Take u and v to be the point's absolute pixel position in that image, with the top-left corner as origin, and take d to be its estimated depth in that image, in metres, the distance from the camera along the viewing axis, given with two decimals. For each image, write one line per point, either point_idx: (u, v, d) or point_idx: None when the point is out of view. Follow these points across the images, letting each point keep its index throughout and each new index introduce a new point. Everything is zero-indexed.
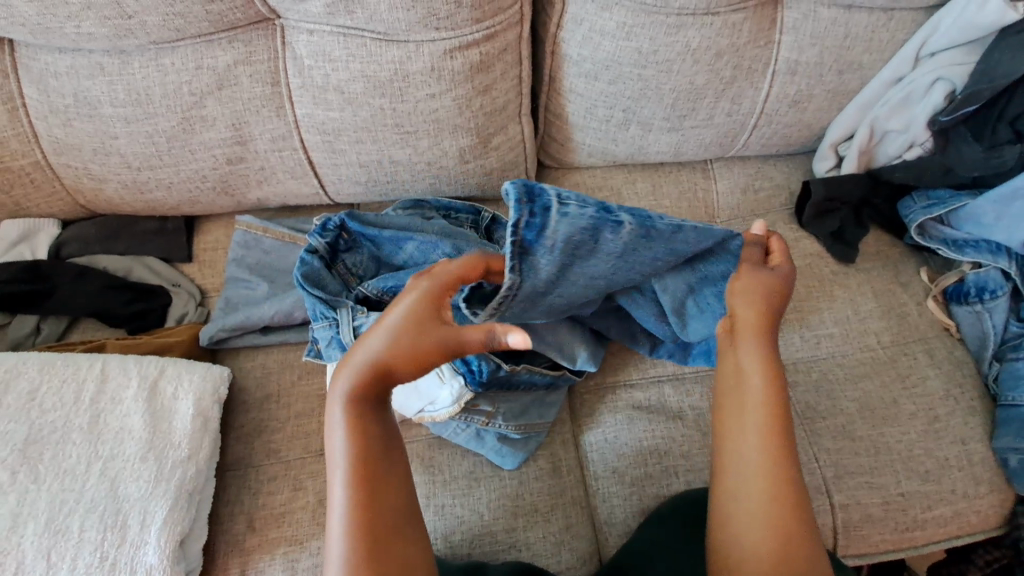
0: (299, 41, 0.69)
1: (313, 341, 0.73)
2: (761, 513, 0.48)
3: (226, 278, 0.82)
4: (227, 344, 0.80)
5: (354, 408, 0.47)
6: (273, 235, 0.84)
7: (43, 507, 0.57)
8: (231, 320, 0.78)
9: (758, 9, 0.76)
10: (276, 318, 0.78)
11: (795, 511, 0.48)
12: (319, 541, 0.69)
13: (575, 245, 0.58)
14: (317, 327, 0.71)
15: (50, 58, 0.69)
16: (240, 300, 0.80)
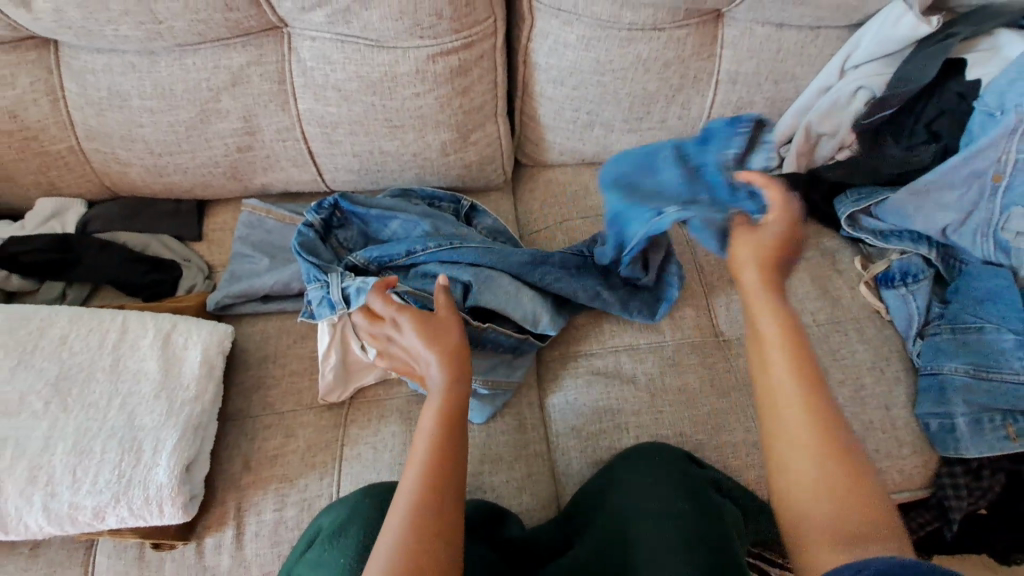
0: (303, 46, 0.81)
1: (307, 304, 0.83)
2: (812, 476, 0.48)
3: (232, 254, 0.92)
4: (231, 311, 0.90)
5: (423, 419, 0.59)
6: (275, 216, 0.94)
7: (71, 432, 0.68)
8: (235, 288, 0.88)
9: (701, 25, 0.87)
10: (275, 287, 0.88)
11: (836, 464, 0.48)
12: (307, 479, 0.78)
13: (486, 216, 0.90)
14: (312, 289, 0.81)
15: (89, 57, 0.80)
16: (244, 272, 0.90)
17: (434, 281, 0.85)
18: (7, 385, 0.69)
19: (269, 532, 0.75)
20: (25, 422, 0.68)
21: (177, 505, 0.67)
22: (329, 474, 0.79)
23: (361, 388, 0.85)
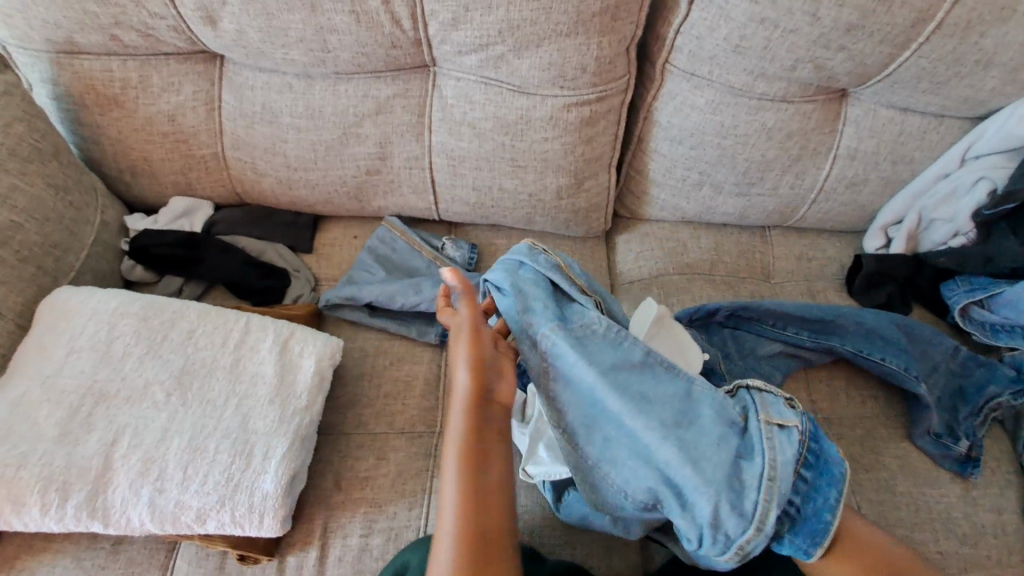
0: (447, 85, 0.85)
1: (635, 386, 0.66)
2: None
3: (357, 260, 0.96)
4: (337, 311, 0.92)
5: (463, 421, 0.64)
6: (407, 240, 0.97)
7: (188, 426, 0.68)
8: (345, 291, 0.90)
9: (826, 103, 0.90)
10: (375, 300, 0.89)
11: None
12: (396, 507, 0.76)
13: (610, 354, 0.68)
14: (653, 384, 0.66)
15: (251, 75, 0.86)
16: (360, 279, 0.93)
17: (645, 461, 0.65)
18: (135, 372, 0.70)
19: (353, 559, 0.72)
20: (146, 411, 0.68)
21: (279, 517, 0.66)
22: (418, 505, 0.76)
23: None
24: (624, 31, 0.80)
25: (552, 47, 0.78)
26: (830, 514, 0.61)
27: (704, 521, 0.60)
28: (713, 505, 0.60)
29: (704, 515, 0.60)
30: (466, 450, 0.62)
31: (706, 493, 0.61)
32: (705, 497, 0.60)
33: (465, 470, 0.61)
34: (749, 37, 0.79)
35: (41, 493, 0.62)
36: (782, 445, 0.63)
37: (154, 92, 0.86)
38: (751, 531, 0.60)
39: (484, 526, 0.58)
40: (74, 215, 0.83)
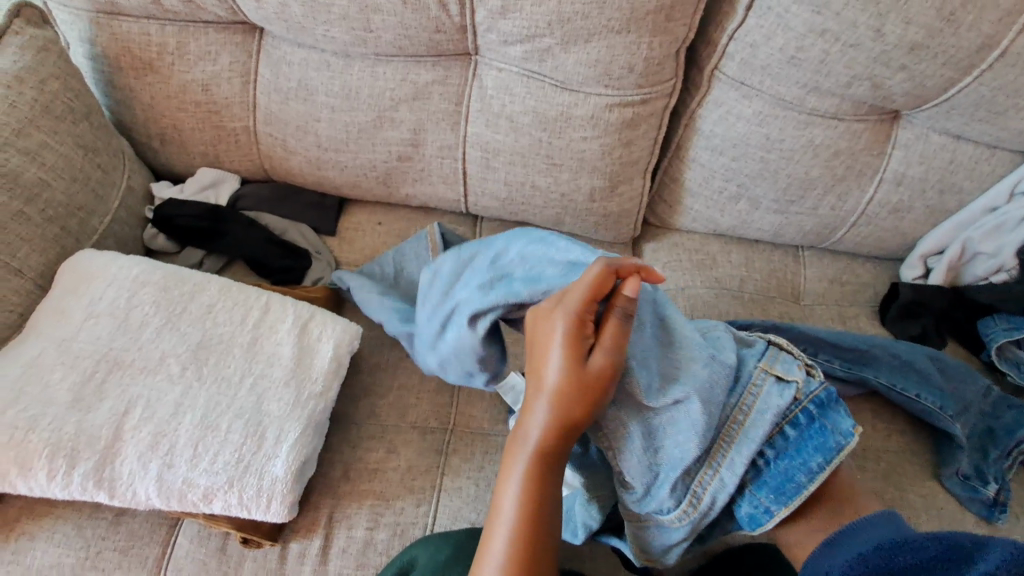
0: (488, 75, 0.83)
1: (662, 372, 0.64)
2: None
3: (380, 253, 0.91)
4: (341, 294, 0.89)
5: (546, 448, 0.59)
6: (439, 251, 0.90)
7: (201, 402, 0.67)
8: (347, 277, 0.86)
9: (878, 123, 0.86)
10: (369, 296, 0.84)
11: None
12: (403, 502, 0.74)
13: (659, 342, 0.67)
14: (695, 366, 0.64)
15: (289, 50, 0.84)
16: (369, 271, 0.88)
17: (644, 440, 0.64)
18: (151, 343, 0.69)
19: (357, 551, 0.71)
20: (160, 384, 0.67)
21: (286, 503, 0.64)
22: (425, 502, 0.75)
23: (464, 417, 0.82)
24: (676, 33, 0.77)
25: (601, 44, 0.76)
26: (804, 478, 0.62)
27: (680, 462, 0.62)
28: (696, 453, 0.61)
29: (678, 458, 0.62)
30: (535, 474, 0.58)
31: (688, 436, 0.62)
32: (687, 443, 0.62)
33: (532, 491, 0.58)
34: (806, 48, 0.76)
35: (49, 458, 0.61)
36: (772, 394, 0.64)
37: (190, 59, 0.84)
38: (712, 478, 0.63)
39: (535, 557, 0.56)
40: (102, 178, 0.82)
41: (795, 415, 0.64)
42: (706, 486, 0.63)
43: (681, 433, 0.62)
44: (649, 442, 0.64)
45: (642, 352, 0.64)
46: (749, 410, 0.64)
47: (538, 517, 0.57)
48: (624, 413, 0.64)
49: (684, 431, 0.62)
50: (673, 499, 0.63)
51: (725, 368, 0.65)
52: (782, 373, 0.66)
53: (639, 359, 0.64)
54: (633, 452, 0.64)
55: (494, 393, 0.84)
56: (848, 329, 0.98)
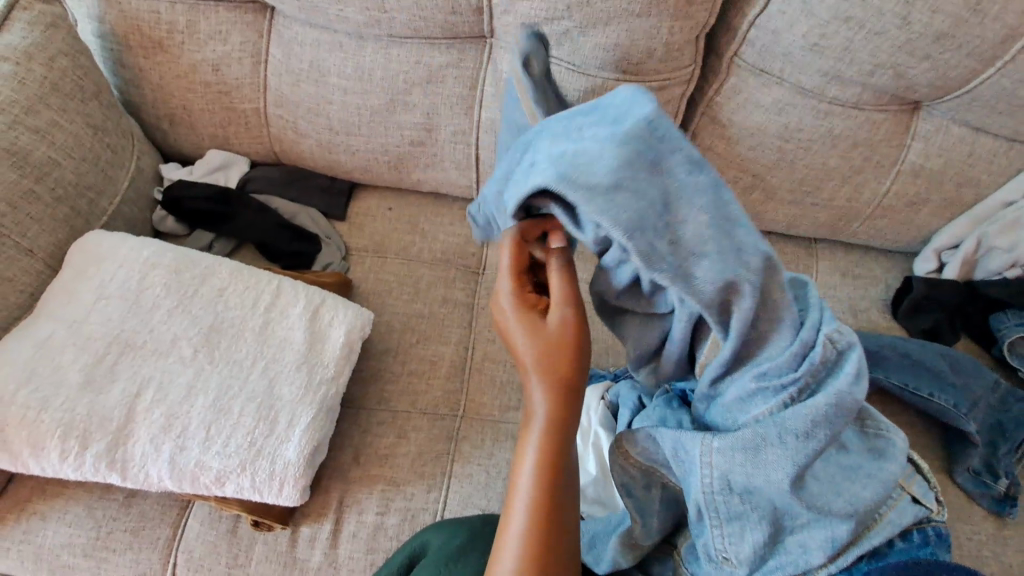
0: (502, 59, 0.82)
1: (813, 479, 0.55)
2: None
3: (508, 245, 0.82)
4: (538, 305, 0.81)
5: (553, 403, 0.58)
6: None
7: (213, 386, 0.66)
8: None
9: (898, 114, 0.85)
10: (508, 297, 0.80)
11: None
12: (414, 488, 0.74)
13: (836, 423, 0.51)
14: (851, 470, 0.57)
15: (300, 30, 0.82)
16: None
17: (753, 529, 0.56)
18: (163, 325, 0.69)
19: (367, 536, 0.71)
20: (172, 366, 0.66)
21: (298, 487, 0.64)
22: (436, 488, 0.74)
23: (475, 405, 0.82)
24: (697, 18, 0.76)
25: (620, 27, 0.75)
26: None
27: (801, 563, 0.56)
28: (822, 562, 0.56)
29: (800, 560, 0.56)
30: (549, 452, 0.57)
31: (819, 541, 0.55)
32: (814, 547, 0.56)
33: (547, 470, 0.56)
34: (830, 35, 0.75)
35: (62, 439, 0.60)
36: (907, 505, 0.60)
37: (200, 39, 0.83)
38: (820, 574, 0.57)
39: (554, 520, 0.55)
40: (111, 158, 0.81)
41: (910, 532, 0.60)
42: None
43: (813, 540, 0.55)
44: (760, 534, 0.56)
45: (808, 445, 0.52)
46: (883, 515, 0.58)
47: (556, 484, 0.56)
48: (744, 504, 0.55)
49: (820, 536, 0.55)
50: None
51: (881, 478, 0.57)
52: (918, 495, 0.61)
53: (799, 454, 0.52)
54: (749, 542, 0.56)
55: (504, 381, 0.84)
56: (860, 321, 0.97)
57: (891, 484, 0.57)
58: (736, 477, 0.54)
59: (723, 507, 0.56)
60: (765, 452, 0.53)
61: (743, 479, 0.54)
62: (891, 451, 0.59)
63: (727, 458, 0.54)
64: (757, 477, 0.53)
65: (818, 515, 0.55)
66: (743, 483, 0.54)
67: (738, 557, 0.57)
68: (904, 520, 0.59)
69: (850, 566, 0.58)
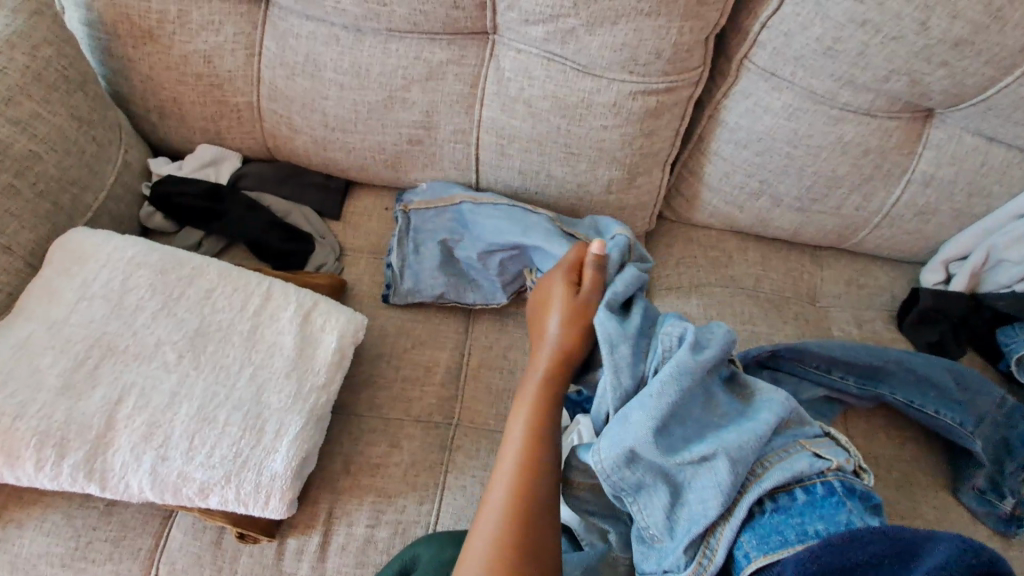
0: (505, 56, 0.79)
1: (687, 439, 0.63)
2: None
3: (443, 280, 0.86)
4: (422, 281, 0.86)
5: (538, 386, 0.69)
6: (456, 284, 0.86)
7: (198, 393, 0.64)
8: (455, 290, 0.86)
9: (910, 122, 0.83)
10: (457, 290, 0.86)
11: None
12: (405, 499, 0.72)
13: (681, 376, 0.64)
14: (731, 433, 0.63)
15: (296, 22, 0.79)
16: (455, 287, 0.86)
17: (648, 492, 0.61)
18: (146, 328, 0.66)
19: (357, 549, 0.68)
20: (155, 372, 0.64)
21: (285, 500, 0.62)
22: (428, 500, 0.72)
23: (469, 413, 0.79)
24: (708, 18, 0.73)
25: (628, 27, 0.72)
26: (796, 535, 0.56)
27: (701, 518, 0.59)
28: (717, 513, 0.59)
29: (699, 514, 0.59)
30: (528, 446, 0.65)
31: (709, 493, 0.59)
32: (709, 499, 0.59)
33: (524, 454, 0.64)
34: (845, 39, 0.73)
35: (37, 447, 0.58)
36: (801, 456, 0.61)
37: (191, 29, 0.80)
38: (726, 532, 0.59)
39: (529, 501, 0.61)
40: (96, 152, 0.77)
41: (810, 483, 0.59)
42: (719, 539, 0.59)
43: (707, 493, 0.60)
44: (655, 494, 0.61)
45: (657, 394, 0.63)
46: (770, 464, 0.61)
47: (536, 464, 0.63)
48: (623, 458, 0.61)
49: (711, 488, 0.60)
50: (688, 551, 0.59)
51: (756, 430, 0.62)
52: (820, 450, 0.62)
53: (651, 404, 0.62)
54: (659, 508, 0.61)
55: (500, 388, 0.81)
56: (865, 332, 0.95)
57: (763, 432, 0.62)
58: (613, 437, 0.62)
59: (625, 481, 0.61)
60: (630, 409, 0.63)
61: (619, 447, 0.61)
62: (765, 404, 0.65)
63: (606, 433, 0.63)
64: (629, 440, 0.61)
65: (706, 474, 0.60)
66: (621, 453, 0.61)
67: (649, 521, 0.61)
68: (796, 468, 0.60)
69: (754, 521, 0.59)
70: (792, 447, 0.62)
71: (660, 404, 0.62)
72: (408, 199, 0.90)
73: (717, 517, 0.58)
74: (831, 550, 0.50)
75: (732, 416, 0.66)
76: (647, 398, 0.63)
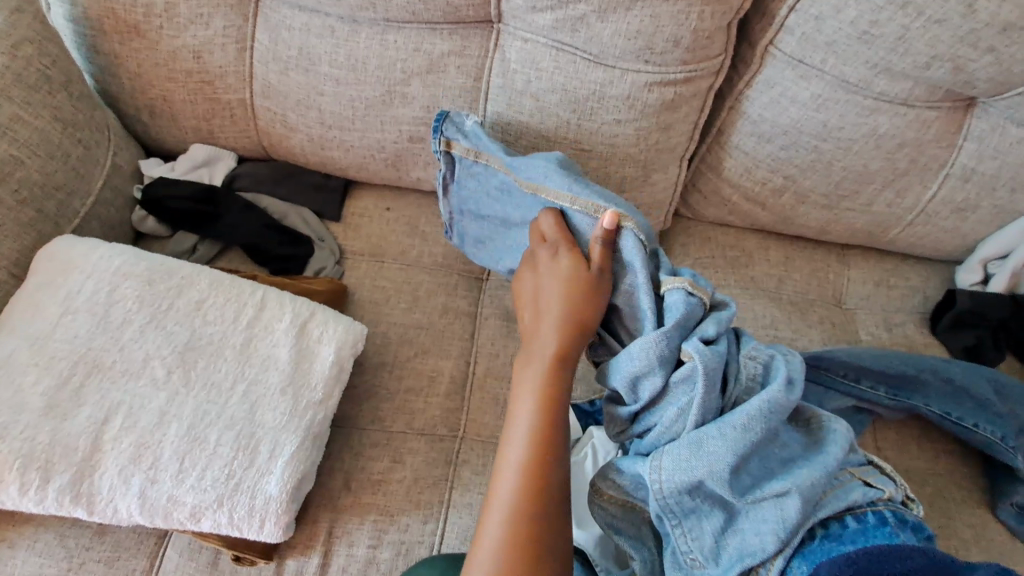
0: (510, 46, 0.74)
1: (748, 472, 0.57)
2: None
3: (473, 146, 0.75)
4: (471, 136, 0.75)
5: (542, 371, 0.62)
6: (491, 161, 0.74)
7: (188, 412, 0.60)
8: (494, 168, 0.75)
9: (950, 112, 0.76)
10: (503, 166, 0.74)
11: None
12: (409, 519, 0.68)
13: (765, 413, 0.57)
14: (793, 465, 0.58)
15: (289, 13, 0.75)
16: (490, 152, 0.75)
17: (699, 517, 0.57)
18: (134, 343, 0.63)
19: (358, 571, 0.65)
20: (143, 389, 0.61)
21: (281, 523, 0.58)
22: (433, 518, 0.69)
23: (475, 425, 0.75)
24: (731, 1, 0.67)
25: (643, 12, 0.67)
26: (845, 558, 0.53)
27: (755, 550, 0.55)
28: (776, 548, 0.54)
29: (753, 545, 0.55)
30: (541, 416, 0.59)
31: (768, 525, 0.54)
32: (766, 532, 0.54)
33: (535, 445, 0.58)
34: (882, 23, 0.67)
35: (21, 471, 0.55)
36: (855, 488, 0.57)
37: (179, 22, 0.75)
38: (776, 561, 0.54)
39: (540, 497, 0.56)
40: (83, 155, 0.74)
41: (863, 512, 0.56)
42: (769, 569, 0.55)
43: (763, 520, 0.55)
44: (707, 523, 0.57)
45: (732, 425, 0.56)
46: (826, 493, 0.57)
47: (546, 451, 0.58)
48: (683, 480, 0.56)
49: (767, 520, 0.55)
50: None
51: (820, 465, 0.57)
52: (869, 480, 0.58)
53: (725, 436, 0.56)
54: (709, 533, 0.57)
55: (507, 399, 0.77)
56: (896, 336, 0.89)
57: (830, 466, 0.57)
58: (679, 461, 0.56)
59: (678, 506, 0.57)
60: (699, 435, 0.57)
61: (684, 474, 0.56)
62: (832, 436, 0.60)
63: (674, 457, 0.57)
64: (699, 471, 0.56)
65: (765, 506, 0.55)
66: (685, 481, 0.56)
67: (693, 547, 0.57)
68: (852, 500, 0.56)
69: (804, 548, 0.55)
70: (844, 477, 0.58)
71: (739, 441, 0.56)
72: (449, 134, 0.75)
73: (776, 551, 0.54)
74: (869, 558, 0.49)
75: (799, 447, 0.60)
76: (728, 429, 0.56)
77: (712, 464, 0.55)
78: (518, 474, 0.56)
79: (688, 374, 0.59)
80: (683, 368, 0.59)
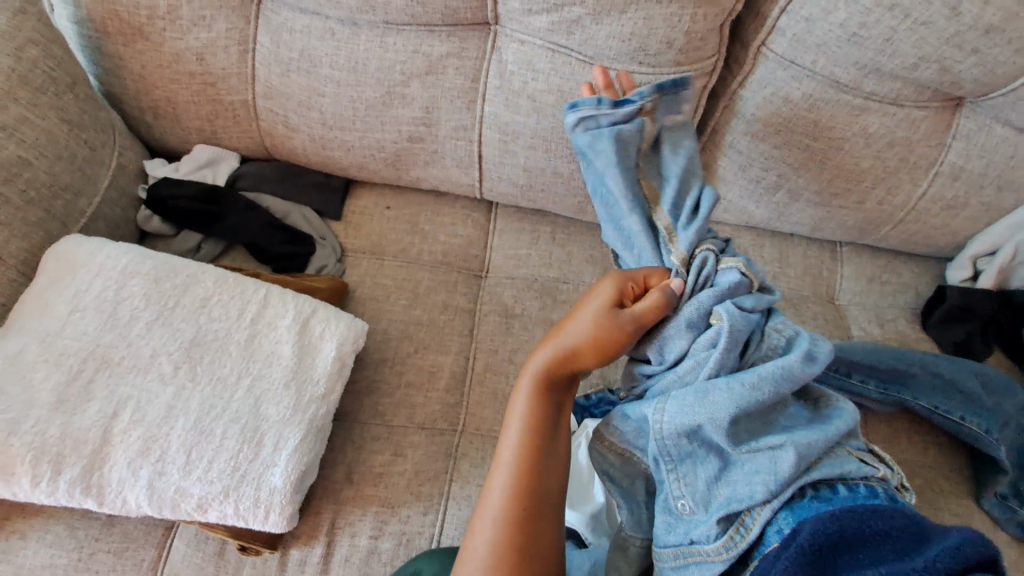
0: (508, 48, 0.75)
1: (750, 429, 0.56)
2: None
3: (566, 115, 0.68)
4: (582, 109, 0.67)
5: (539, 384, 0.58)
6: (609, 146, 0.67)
7: (194, 406, 0.62)
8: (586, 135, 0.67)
9: (939, 111, 0.77)
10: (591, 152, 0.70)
11: None
12: (410, 510, 0.70)
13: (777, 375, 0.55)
14: (794, 429, 0.56)
15: (290, 16, 0.76)
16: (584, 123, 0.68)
17: (692, 463, 0.56)
18: (141, 340, 0.64)
19: (360, 561, 0.67)
20: (151, 385, 0.62)
21: (285, 514, 0.60)
22: (433, 510, 0.71)
23: (475, 419, 0.77)
24: (723, 4, 0.69)
25: (637, 15, 0.68)
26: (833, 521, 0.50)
27: (744, 498, 0.53)
28: (764, 497, 0.52)
29: (742, 492, 0.53)
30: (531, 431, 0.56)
31: (759, 476, 0.53)
32: (756, 482, 0.53)
33: (525, 460, 0.54)
34: (871, 25, 0.68)
35: (33, 464, 0.57)
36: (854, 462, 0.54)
37: (183, 25, 0.77)
38: (763, 511, 0.52)
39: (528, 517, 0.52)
40: (89, 156, 0.76)
41: (856, 483, 0.53)
42: (756, 518, 0.52)
43: (756, 472, 0.53)
44: (699, 471, 0.55)
45: (742, 379, 0.55)
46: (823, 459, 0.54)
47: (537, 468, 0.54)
48: (683, 424, 0.55)
49: (760, 473, 0.53)
50: (721, 524, 0.53)
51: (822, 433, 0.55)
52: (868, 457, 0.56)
53: (732, 387, 0.55)
54: (701, 479, 0.55)
55: (506, 394, 0.79)
56: (887, 331, 0.91)
57: (831, 436, 0.55)
58: (684, 405, 0.55)
59: (674, 447, 0.56)
60: (709, 384, 0.56)
61: (685, 417, 0.55)
62: (837, 413, 0.58)
63: (679, 401, 0.56)
64: (699, 416, 0.54)
65: (762, 458, 0.54)
66: (686, 424, 0.55)
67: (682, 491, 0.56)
68: (849, 469, 0.53)
69: (792, 502, 0.52)
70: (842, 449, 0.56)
71: (745, 393, 0.54)
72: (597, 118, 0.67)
73: (765, 500, 0.52)
74: (853, 516, 0.47)
75: (803, 418, 0.58)
76: (737, 381, 0.55)
77: (716, 409, 0.54)
78: (509, 491, 0.53)
79: (714, 336, 0.58)
80: (711, 331, 0.58)
